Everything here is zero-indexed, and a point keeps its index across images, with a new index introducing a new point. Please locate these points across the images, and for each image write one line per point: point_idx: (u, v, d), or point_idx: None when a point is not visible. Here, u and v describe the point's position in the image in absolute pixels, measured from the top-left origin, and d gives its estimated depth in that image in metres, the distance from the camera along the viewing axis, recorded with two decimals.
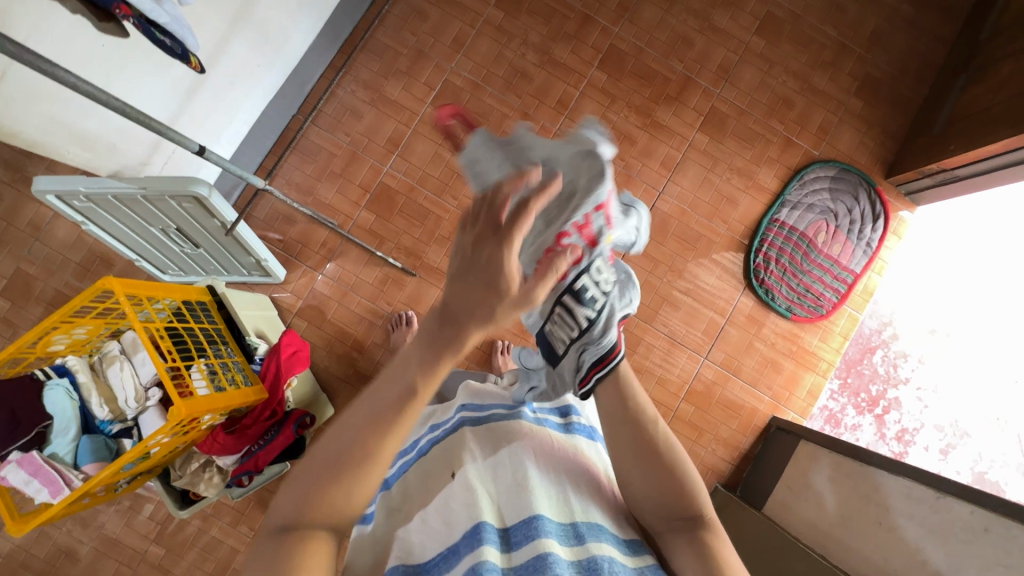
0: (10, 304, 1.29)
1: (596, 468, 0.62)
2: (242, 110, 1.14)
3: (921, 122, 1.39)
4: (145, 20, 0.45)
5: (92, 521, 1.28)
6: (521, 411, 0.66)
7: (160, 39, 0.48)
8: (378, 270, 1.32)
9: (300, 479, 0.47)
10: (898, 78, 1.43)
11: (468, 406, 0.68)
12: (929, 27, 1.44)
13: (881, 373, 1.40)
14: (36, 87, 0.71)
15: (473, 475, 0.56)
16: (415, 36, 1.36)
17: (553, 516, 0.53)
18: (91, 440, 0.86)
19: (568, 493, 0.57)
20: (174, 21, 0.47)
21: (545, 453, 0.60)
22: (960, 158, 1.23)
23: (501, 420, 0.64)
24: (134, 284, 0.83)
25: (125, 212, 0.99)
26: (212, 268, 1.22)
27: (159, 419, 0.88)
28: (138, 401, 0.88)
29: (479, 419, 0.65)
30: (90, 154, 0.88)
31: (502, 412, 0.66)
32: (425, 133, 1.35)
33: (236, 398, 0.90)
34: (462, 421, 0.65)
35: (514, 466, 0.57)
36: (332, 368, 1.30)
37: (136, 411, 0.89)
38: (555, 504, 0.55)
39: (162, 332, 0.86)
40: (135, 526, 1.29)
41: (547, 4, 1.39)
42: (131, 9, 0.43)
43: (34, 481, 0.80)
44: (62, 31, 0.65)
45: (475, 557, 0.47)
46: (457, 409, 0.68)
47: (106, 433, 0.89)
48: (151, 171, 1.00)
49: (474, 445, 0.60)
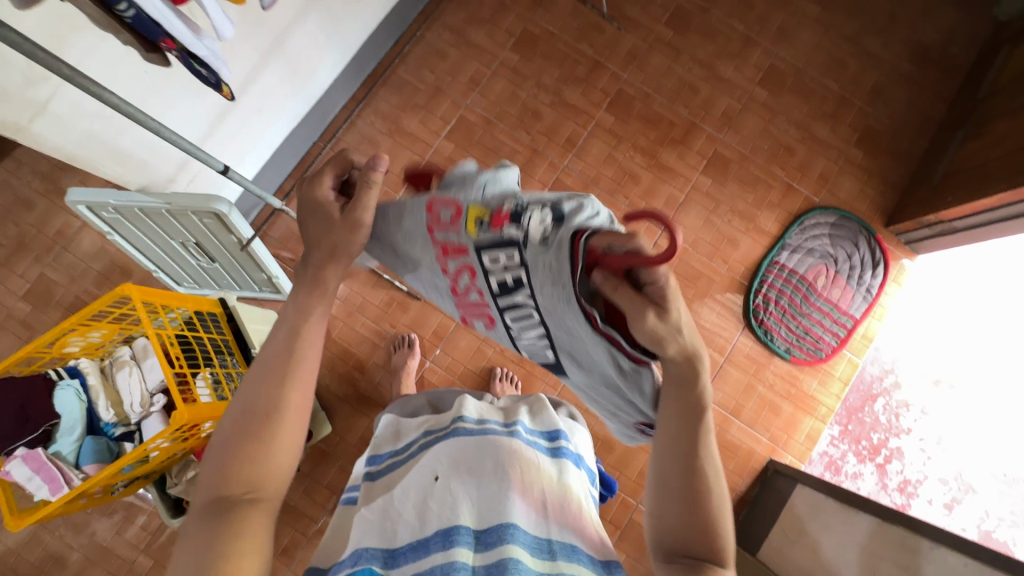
0: (30, 308, 1.34)
1: (578, 492, 0.62)
2: (267, 135, 1.21)
3: (921, 174, 1.42)
4: (186, 52, 0.50)
5: (85, 527, 1.29)
6: (516, 430, 0.65)
7: (197, 69, 0.53)
8: (385, 293, 1.36)
9: (216, 450, 0.50)
10: (897, 131, 1.48)
11: (464, 419, 0.67)
12: (928, 85, 1.49)
13: (883, 421, 1.39)
14: (81, 106, 0.78)
15: (458, 482, 0.58)
16: (434, 74, 1.44)
17: (532, 527, 0.54)
18: (94, 441, 0.88)
19: (547, 508, 0.57)
20: (212, 55, 0.52)
21: (524, 463, 0.60)
22: (958, 210, 1.26)
23: (495, 435, 0.64)
24: (151, 292, 0.87)
25: (150, 225, 1.04)
26: (225, 282, 1.27)
27: (161, 425, 0.91)
28: (143, 406, 0.91)
29: (472, 431, 0.65)
30: (123, 169, 0.94)
31: (494, 428, 0.66)
32: (438, 164, 1.41)
33: None
34: (456, 431, 0.65)
35: (498, 478, 0.58)
36: (333, 387, 1.32)
37: (140, 415, 0.92)
38: (535, 518, 0.55)
39: (174, 340, 0.89)
40: (127, 536, 1.29)
41: (560, 49, 1.47)
42: (176, 43, 0.48)
43: (36, 478, 0.82)
44: (111, 57, 0.72)
45: (443, 558, 0.50)
46: (450, 421, 0.69)
47: (109, 435, 0.92)
48: (177, 187, 1.06)
49: (461, 455, 0.61)
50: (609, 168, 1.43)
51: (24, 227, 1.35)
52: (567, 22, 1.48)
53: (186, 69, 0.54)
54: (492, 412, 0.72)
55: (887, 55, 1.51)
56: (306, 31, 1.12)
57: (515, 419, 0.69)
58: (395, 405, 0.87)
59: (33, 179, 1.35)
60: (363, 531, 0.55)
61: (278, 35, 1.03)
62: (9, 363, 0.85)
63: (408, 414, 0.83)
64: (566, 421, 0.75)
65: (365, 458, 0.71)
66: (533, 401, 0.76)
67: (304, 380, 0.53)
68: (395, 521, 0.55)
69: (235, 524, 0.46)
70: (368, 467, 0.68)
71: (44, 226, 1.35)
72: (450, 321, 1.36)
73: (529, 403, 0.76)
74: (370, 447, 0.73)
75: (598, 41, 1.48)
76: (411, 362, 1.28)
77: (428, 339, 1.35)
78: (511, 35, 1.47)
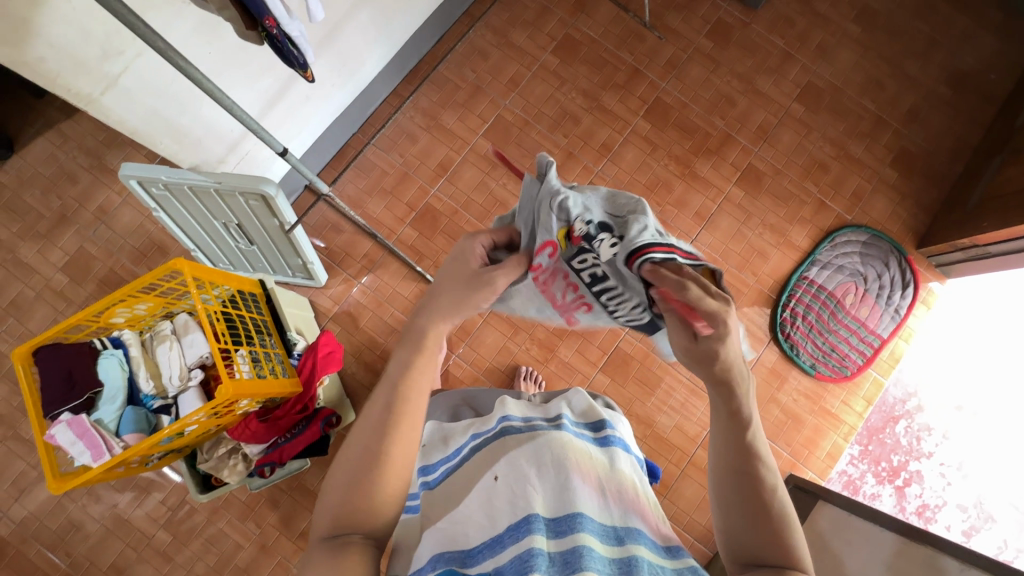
0: (68, 279, 1.36)
1: (633, 482, 0.63)
2: (312, 123, 1.23)
3: (955, 198, 1.42)
4: (281, 35, 0.53)
5: (107, 501, 1.31)
6: (561, 423, 0.67)
7: (289, 50, 0.56)
8: (414, 285, 1.37)
9: (333, 488, 0.52)
10: (932, 154, 1.48)
11: (511, 418, 0.69)
12: (965, 109, 1.49)
13: (904, 443, 1.38)
14: (152, 84, 0.81)
15: (517, 478, 0.59)
16: (475, 73, 1.46)
17: (597, 516, 0.55)
18: (134, 411, 0.90)
19: (607, 499, 0.58)
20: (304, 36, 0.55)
21: (581, 459, 0.61)
22: (993, 235, 1.25)
23: (543, 430, 0.65)
24: (200, 268, 0.89)
25: (196, 203, 1.06)
26: (260, 265, 1.28)
27: (197, 401, 0.91)
28: (181, 380, 0.92)
29: (521, 429, 0.67)
30: (178, 147, 0.96)
31: (541, 425, 0.68)
32: (474, 162, 1.42)
33: (274, 387, 0.93)
34: (505, 433, 0.67)
35: (556, 469, 0.59)
36: (358, 375, 1.34)
37: (178, 389, 0.93)
38: (597, 503, 0.57)
39: (219, 316, 0.91)
40: (147, 511, 1.31)
41: (601, 55, 1.48)
42: (276, 22, 0.51)
43: (78, 443, 0.84)
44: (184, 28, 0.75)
45: (517, 548, 0.50)
46: (496, 421, 0.70)
47: (148, 407, 0.93)
48: (226, 169, 1.07)
49: (515, 452, 0.62)
50: (643, 175, 1.44)
51: (67, 200, 1.38)
52: (609, 29, 1.49)
53: (278, 52, 0.56)
54: (532, 407, 0.74)
55: (926, 78, 1.51)
56: (359, 22, 1.14)
57: (559, 414, 0.71)
58: (434, 407, 0.88)
59: (78, 155, 1.39)
60: (434, 539, 0.56)
61: (333, 25, 1.06)
62: (59, 329, 0.87)
63: (449, 416, 0.84)
64: (607, 412, 0.76)
65: (416, 465, 0.71)
66: (571, 395, 0.77)
67: (413, 426, 0.54)
68: (465, 525, 0.56)
69: (345, 566, 0.49)
70: (421, 476, 0.69)
71: (87, 200, 1.38)
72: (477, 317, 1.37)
73: (568, 398, 0.77)
74: (418, 454, 0.74)
75: (639, 49, 1.49)
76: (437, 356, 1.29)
77: (454, 334, 1.36)
78: (553, 38, 1.48)
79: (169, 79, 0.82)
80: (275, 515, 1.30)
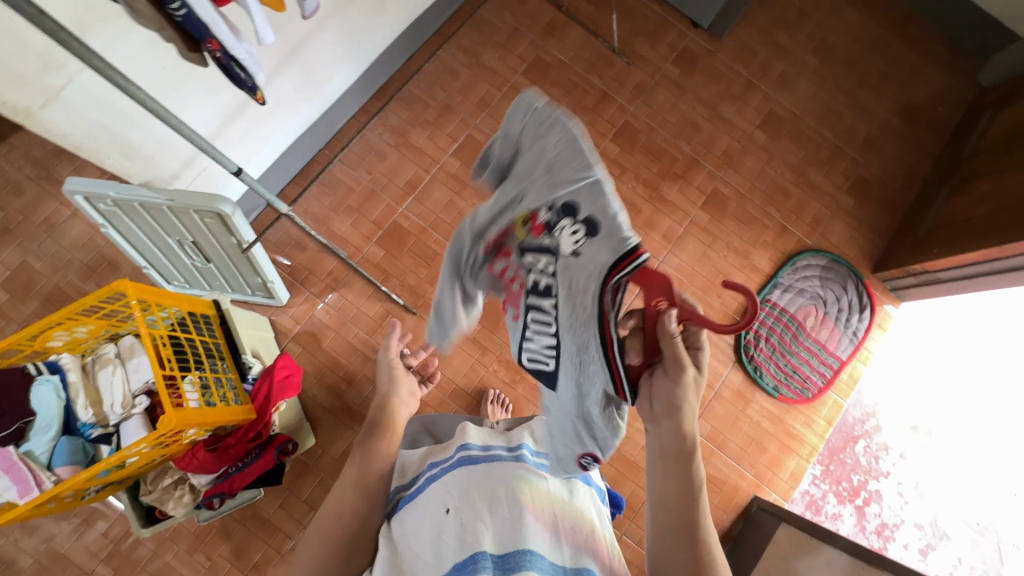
0: (7, 296, 1.29)
1: (589, 520, 0.63)
2: (274, 139, 1.20)
3: (907, 225, 1.48)
4: (227, 56, 0.51)
5: (41, 533, 1.22)
6: (521, 454, 0.66)
7: (235, 73, 0.54)
8: (380, 304, 1.34)
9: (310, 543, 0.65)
10: (886, 182, 1.54)
11: (470, 447, 0.67)
12: (916, 140, 1.56)
13: (863, 463, 1.41)
14: (98, 98, 0.77)
15: (468, 514, 0.57)
16: (445, 92, 1.46)
17: (546, 553, 0.55)
18: (69, 442, 0.84)
19: (560, 539, 0.58)
20: (251, 58, 0.53)
21: (537, 496, 0.61)
22: (943, 262, 1.30)
23: (502, 461, 0.64)
24: (144, 291, 0.84)
25: (148, 220, 1.02)
26: (217, 283, 1.24)
27: (141, 429, 0.86)
28: (124, 407, 0.87)
29: (478, 457, 0.65)
30: (128, 162, 0.92)
31: (501, 454, 0.66)
32: (443, 181, 1.41)
33: (224, 415, 0.89)
34: (460, 461, 0.64)
35: (509, 505, 0.58)
36: (319, 398, 1.29)
37: (120, 417, 0.88)
38: (550, 541, 0.57)
39: (166, 340, 0.86)
40: (85, 545, 1.22)
41: (570, 78, 1.50)
42: (219, 45, 0.49)
43: (4, 478, 0.79)
44: (131, 49, 0.72)
45: None
46: (454, 451, 0.67)
47: (85, 437, 0.87)
48: (181, 184, 1.03)
49: (470, 485, 0.60)
50: None
51: (10, 211, 1.30)
52: (578, 53, 1.51)
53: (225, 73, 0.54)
54: (491, 434, 0.72)
55: (879, 110, 1.58)
56: (325, 40, 1.12)
57: (520, 443, 0.69)
58: None
59: (24, 165, 1.32)
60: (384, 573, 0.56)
61: (297, 42, 1.04)
62: None
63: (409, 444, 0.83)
64: None
65: None
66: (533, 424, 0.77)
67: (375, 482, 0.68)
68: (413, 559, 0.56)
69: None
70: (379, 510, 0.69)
71: (32, 212, 1.31)
72: None
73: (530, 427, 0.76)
74: None
75: (608, 74, 1.51)
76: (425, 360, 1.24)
77: None
78: (524, 60, 1.50)
79: (111, 93, 0.77)
80: (226, 546, 1.23)
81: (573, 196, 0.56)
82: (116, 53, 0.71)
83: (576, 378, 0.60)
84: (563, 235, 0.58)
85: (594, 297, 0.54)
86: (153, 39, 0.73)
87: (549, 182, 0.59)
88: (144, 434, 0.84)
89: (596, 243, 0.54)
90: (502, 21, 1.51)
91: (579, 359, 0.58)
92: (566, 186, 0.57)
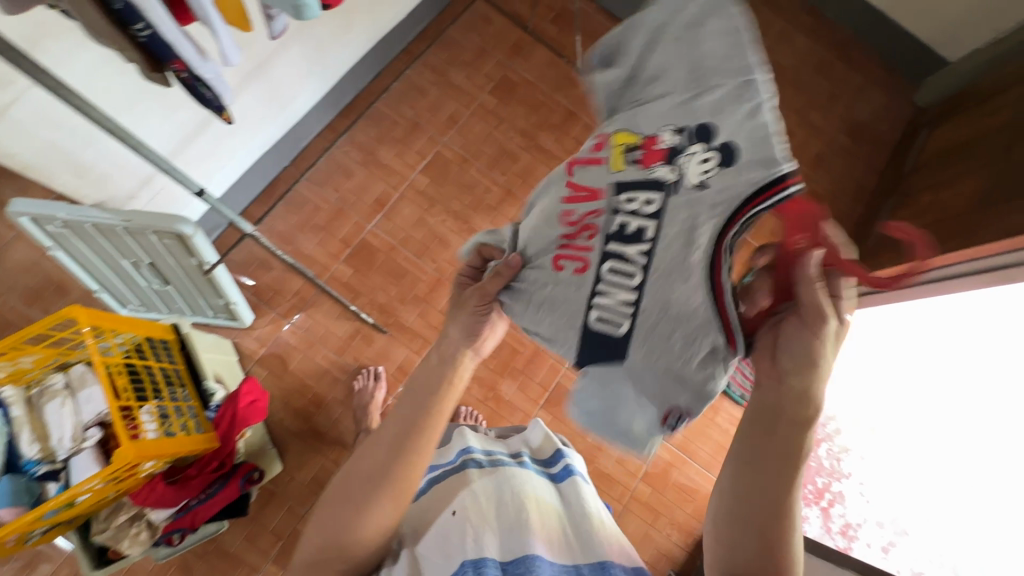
0: None
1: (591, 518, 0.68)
2: (237, 157, 1.18)
3: (858, 237, 1.56)
4: (192, 78, 0.49)
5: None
6: (522, 461, 0.76)
7: (202, 93, 0.52)
8: (349, 324, 1.31)
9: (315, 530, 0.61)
10: (836, 196, 1.62)
11: (472, 450, 0.77)
12: (862, 157, 1.66)
13: (826, 466, 1.56)
14: (47, 116, 0.73)
15: (474, 513, 0.63)
16: (413, 110, 1.46)
17: (554, 559, 0.60)
18: (12, 481, 0.78)
19: (566, 543, 0.64)
20: (217, 79, 0.51)
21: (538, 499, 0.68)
22: (891, 271, 1.38)
23: (506, 466, 0.73)
24: (94, 317, 0.80)
25: (101, 242, 0.97)
26: (176, 306, 1.19)
27: (94, 465, 0.80)
28: (74, 441, 0.82)
29: (483, 463, 0.74)
30: (80, 182, 0.88)
31: (503, 461, 0.76)
32: (412, 198, 1.40)
33: (185, 446, 0.85)
34: (466, 464, 0.73)
35: (515, 504, 0.65)
36: (286, 422, 1.25)
37: (69, 452, 0.82)
38: (558, 550, 0.62)
39: (121, 369, 0.82)
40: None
41: (537, 97, 1.53)
42: (186, 65, 0.47)
43: None
44: (84, 66, 0.69)
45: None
46: (459, 454, 0.77)
47: (30, 475, 0.81)
48: (137, 205, 0.99)
49: (477, 489, 0.68)
50: None
51: None
52: (544, 73, 1.55)
53: (190, 91, 0.52)
54: (489, 444, 0.82)
55: (828, 128, 1.67)
56: (290, 57, 1.11)
57: (518, 453, 0.79)
58: None
59: None
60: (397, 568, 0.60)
61: (261, 60, 1.02)
62: None
63: None
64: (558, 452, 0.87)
65: None
66: (526, 437, 0.87)
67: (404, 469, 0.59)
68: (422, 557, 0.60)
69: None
70: None
71: None
72: (416, 356, 1.32)
73: (523, 440, 0.87)
74: None
75: (574, 93, 1.55)
76: (377, 395, 1.23)
77: (391, 375, 1.30)
78: (491, 79, 1.52)
79: (62, 110, 0.74)
80: None
81: (705, 119, 0.50)
82: (67, 70, 0.68)
83: (662, 315, 0.51)
84: (689, 163, 0.50)
85: (716, 229, 0.48)
86: (109, 55, 0.71)
87: (686, 92, 0.52)
88: (97, 469, 0.78)
89: (730, 170, 0.48)
90: (469, 41, 1.53)
91: (675, 315, 0.50)
92: (710, 107, 0.50)
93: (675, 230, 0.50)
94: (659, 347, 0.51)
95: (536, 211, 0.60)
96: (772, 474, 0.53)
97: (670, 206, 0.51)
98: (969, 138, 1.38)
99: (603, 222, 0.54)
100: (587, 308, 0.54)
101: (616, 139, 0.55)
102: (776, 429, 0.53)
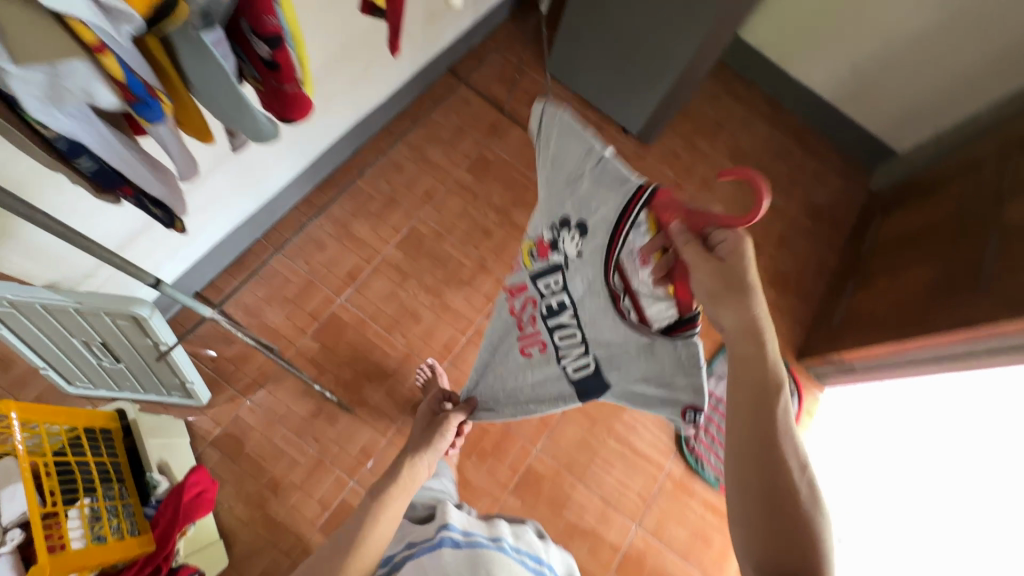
0: None
1: None
2: (206, 232, 1.16)
3: (823, 316, 1.60)
4: (140, 197, 0.54)
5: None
6: (500, 545, 0.75)
7: (153, 211, 0.57)
8: (312, 402, 1.27)
9: None
10: (801, 274, 1.68)
11: (450, 529, 0.76)
12: (823, 238, 1.73)
13: None
14: None
15: None
16: (390, 185, 1.48)
17: None
18: None
19: None
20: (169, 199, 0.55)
21: None
22: (856, 353, 1.40)
23: (482, 547, 0.72)
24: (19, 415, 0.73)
25: (50, 321, 0.93)
26: (128, 384, 1.13)
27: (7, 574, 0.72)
28: None
29: (459, 540, 0.73)
30: (32, 263, 0.85)
31: (482, 541, 0.75)
32: (384, 272, 1.40)
33: (116, 553, 0.78)
34: (443, 540, 0.73)
35: None
36: (237, 510, 1.17)
37: None
38: None
39: (50, 466, 0.76)
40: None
41: (512, 175, 1.57)
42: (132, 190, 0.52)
43: None
44: None
45: None
46: (438, 531, 0.76)
47: None
48: (93, 283, 0.96)
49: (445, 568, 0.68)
50: None
51: None
52: (519, 152, 1.60)
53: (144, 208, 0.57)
54: (471, 522, 0.81)
55: (790, 210, 1.75)
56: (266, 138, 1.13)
57: (499, 537, 0.78)
58: None
59: None
60: None
61: None
62: None
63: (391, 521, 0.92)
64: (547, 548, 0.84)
65: None
66: (515, 530, 0.86)
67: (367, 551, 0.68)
68: None
69: None
70: None
71: None
72: (382, 436, 1.27)
73: (513, 531, 0.85)
74: None
75: None
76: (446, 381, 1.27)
77: (354, 457, 1.24)
78: (468, 157, 1.56)
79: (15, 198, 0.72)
80: None
81: (563, 212, 0.71)
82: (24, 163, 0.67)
83: (613, 355, 0.74)
84: (567, 245, 0.73)
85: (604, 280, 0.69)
86: None
87: (554, 192, 0.71)
88: None
89: (590, 240, 0.69)
90: (447, 121, 1.59)
91: (620, 347, 0.72)
92: (584, 190, 0.68)
93: (592, 283, 0.72)
94: (631, 364, 0.73)
95: (500, 313, 0.89)
96: (777, 458, 0.61)
97: (572, 281, 0.75)
98: (920, 227, 1.45)
99: (538, 306, 0.81)
100: (561, 372, 0.82)
101: (525, 250, 0.80)
102: (771, 413, 0.61)
